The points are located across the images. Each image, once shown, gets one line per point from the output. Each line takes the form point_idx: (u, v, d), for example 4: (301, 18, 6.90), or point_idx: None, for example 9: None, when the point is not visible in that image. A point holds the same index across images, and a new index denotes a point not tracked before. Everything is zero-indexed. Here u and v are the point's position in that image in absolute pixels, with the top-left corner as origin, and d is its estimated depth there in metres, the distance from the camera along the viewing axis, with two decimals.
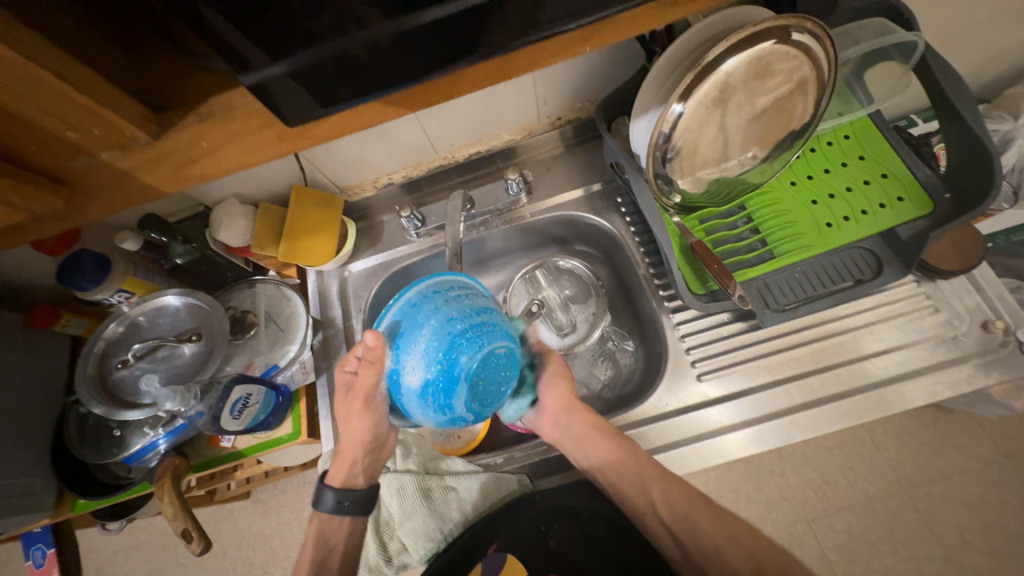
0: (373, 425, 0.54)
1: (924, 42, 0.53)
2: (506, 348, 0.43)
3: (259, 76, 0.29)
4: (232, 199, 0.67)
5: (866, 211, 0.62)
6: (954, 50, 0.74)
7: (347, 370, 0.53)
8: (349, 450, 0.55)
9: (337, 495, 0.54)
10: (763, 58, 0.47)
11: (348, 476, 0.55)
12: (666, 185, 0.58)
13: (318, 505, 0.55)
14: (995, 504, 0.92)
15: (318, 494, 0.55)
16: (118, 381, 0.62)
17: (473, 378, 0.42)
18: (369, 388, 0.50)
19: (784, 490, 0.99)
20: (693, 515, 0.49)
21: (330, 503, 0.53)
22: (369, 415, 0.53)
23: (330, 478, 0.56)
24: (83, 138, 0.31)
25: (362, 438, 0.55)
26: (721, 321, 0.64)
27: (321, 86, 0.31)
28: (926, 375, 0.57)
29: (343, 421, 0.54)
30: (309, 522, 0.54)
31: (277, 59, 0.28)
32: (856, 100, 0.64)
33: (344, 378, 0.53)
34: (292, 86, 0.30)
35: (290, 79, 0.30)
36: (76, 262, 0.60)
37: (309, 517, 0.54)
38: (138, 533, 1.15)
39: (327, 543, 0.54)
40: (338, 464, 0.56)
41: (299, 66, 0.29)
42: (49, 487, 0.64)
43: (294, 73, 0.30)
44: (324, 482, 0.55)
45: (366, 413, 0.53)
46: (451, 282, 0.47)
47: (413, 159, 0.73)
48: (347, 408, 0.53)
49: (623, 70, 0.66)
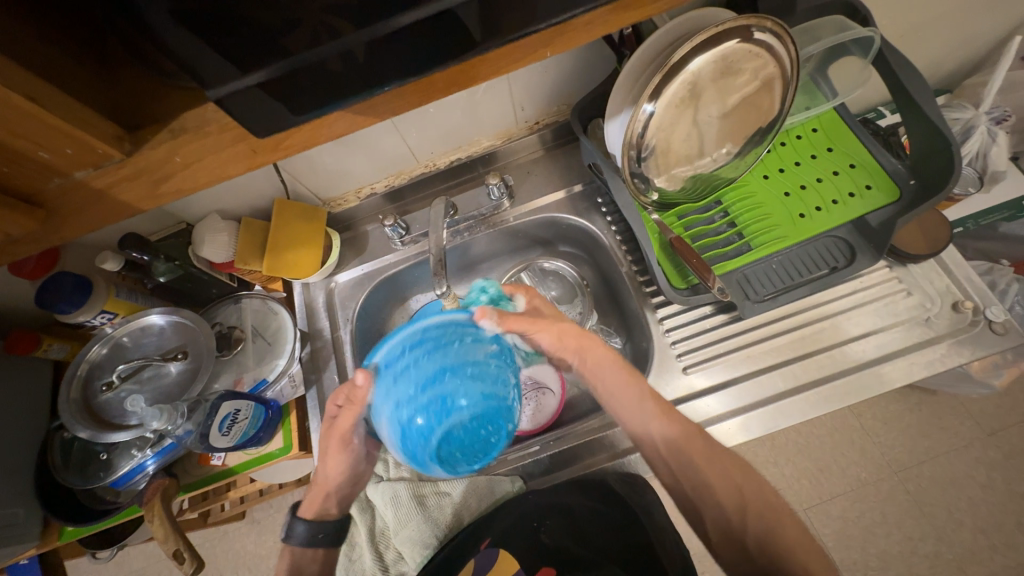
0: (350, 462, 0.54)
1: (880, 36, 0.55)
2: (468, 402, 0.38)
3: (230, 90, 0.29)
4: (213, 216, 0.67)
5: (837, 201, 0.64)
6: (914, 43, 0.77)
7: (333, 405, 0.52)
8: (326, 484, 0.55)
9: (310, 526, 0.54)
10: (727, 57, 0.49)
11: (320, 508, 0.55)
12: (642, 184, 0.60)
13: (288, 539, 0.55)
14: (982, 481, 0.95)
15: (290, 527, 0.55)
16: (103, 404, 0.61)
17: (451, 445, 0.39)
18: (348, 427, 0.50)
19: (779, 480, 1.00)
20: (697, 467, 0.49)
21: (303, 535, 0.53)
22: (349, 451, 0.53)
23: (303, 511, 0.56)
24: (56, 158, 0.31)
25: (337, 474, 0.55)
26: (704, 314, 0.65)
27: (295, 97, 0.32)
28: (902, 357, 0.59)
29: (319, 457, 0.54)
30: (280, 556, 0.54)
31: (248, 72, 0.29)
32: (822, 94, 0.66)
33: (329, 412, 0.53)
34: (266, 99, 0.31)
35: (261, 90, 0.30)
36: (55, 285, 0.59)
37: (280, 551, 0.54)
38: (130, 560, 1.13)
39: (301, 572, 0.53)
40: (312, 496, 0.56)
41: (271, 77, 0.30)
42: (34, 515, 0.63)
43: (265, 85, 0.30)
44: (296, 514, 0.55)
45: (345, 450, 0.53)
46: (401, 339, 0.41)
47: (394, 168, 0.74)
48: (325, 445, 0.53)
49: (596, 73, 0.68)
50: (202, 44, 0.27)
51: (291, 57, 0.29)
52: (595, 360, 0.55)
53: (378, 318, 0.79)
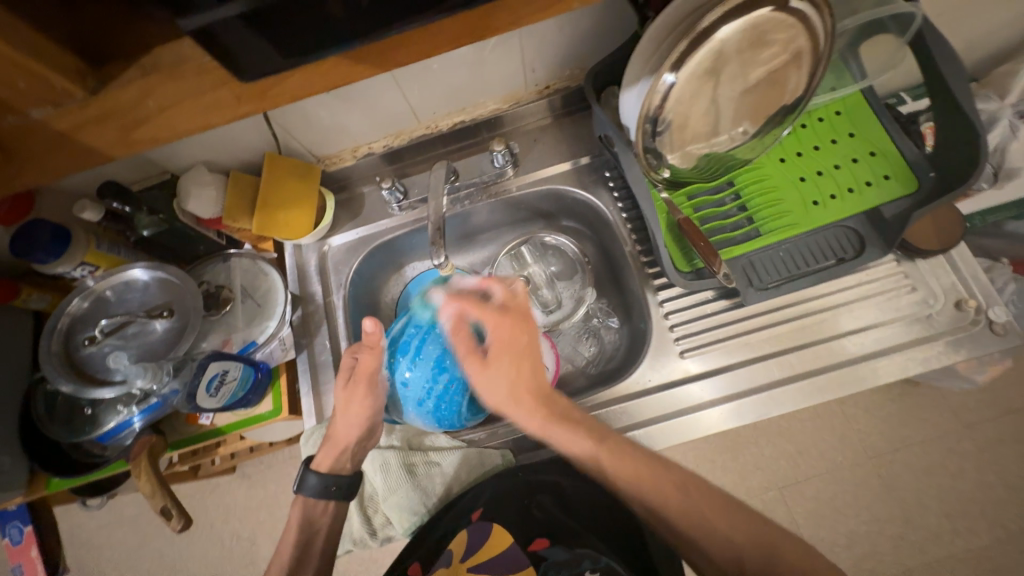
0: (371, 411, 0.56)
1: (921, 13, 0.51)
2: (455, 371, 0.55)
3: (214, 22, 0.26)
4: (200, 167, 0.64)
5: (853, 190, 0.62)
6: (951, 24, 0.73)
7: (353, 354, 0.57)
8: (344, 435, 0.56)
9: (322, 478, 0.55)
10: (758, 26, 0.45)
11: (335, 461, 0.57)
12: (654, 160, 0.57)
13: (301, 489, 0.56)
14: (953, 470, 0.98)
15: (302, 477, 0.56)
16: (86, 358, 0.59)
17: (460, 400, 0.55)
18: (374, 367, 0.55)
19: (758, 460, 1.03)
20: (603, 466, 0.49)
21: (316, 485, 0.55)
22: (371, 402, 0.56)
23: (317, 463, 0.57)
24: (8, 93, 0.27)
25: (359, 424, 0.56)
26: (705, 299, 0.64)
27: (286, 33, 0.28)
28: (899, 352, 0.58)
29: (340, 409, 0.56)
30: (294, 505, 0.56)
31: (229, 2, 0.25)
32: (850, 74, 0.63)
33: (347, 363, 0.57)
34: (249, 36, 0.27)
35: (244, 23, 0.26)
36: (32, 232, 0.56)
37: (294, 500, 0.56)
38: (121, 507, 1.15)
39: (314, 525, 0.56)
40: (327, 450, 0.57)
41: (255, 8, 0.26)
42: (19, 465, 0.63)
43: (250, 17, 0.26)
44: (309, 466, 0.56)
45: (368, 398, 0.56)
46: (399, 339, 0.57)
47: (394, 128, 0.70)
48: (346, 396, 0.56)
49: (614, 36, 0.63)
50: None
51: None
52: (553, 420, 0.51)
53: (373, 284, 0.77)
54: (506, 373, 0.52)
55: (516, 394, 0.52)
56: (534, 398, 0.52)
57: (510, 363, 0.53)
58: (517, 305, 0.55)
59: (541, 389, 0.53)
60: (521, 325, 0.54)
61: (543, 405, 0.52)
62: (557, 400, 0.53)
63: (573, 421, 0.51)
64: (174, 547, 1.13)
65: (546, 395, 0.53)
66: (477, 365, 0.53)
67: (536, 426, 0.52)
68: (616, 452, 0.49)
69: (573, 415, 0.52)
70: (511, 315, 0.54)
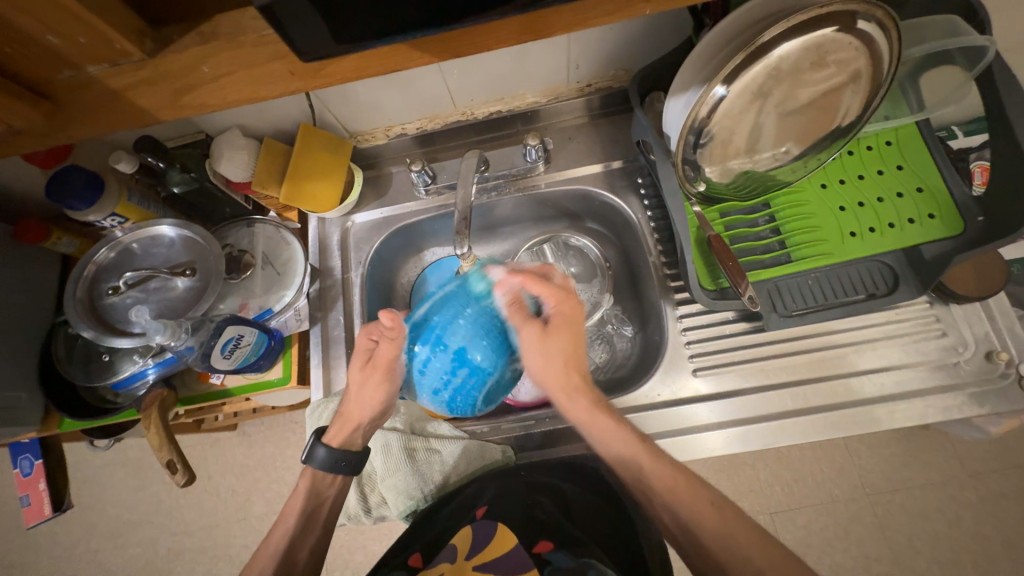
0: (387, 396, 0.56)
1: (995, 49, 0.48)
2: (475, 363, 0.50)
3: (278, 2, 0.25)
4: (235, 131, 0.64)
5: (894, 225, 0.60)
6: (1020, 62, 0.69)
7: (371, 337, 0.56)
8: (357, 413, 0.56)
9: (332, 452, 0.56)
10: (821, 46, 0.43)
11: (346, 437, 0.57)
12: (691, 172, 0.55)
13: (310, 460, 0.56)
14: (950, 518, 0.96)
15: (312, 449, 0.56)
16: (108, 308, 0.60)
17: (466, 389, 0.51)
18: (392, 357, 0.54)
19: (752, 482, 1.03)
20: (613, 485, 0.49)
21: (325, 458, 0.55)
22: (386, 387, 0.56)
23: (328, 437, 0.57)
24: (67, 47, 0.28)
25: (372, 405, 0.56)
26: (724, 319, 0.63)
27: (344, 18, 0.27)
28: (919, 397, 0.57)
29: (355, 388, 0.56)
30: (302, 475, 0.56)
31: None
32: (907, 105, 0.61)
33: (366, 345, 0.56)
34: (310, 15, 0.26)
35: (309, 3, 0.26)
36: (66, 178, 0.57)
37: (303, 471, 0.56)
38: (126, 450, 1.19)
39: (320, 496, 0.56)
40: (339, 426, 0.57)
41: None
42: (35, 402, 0.65)
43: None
44: (320, 439, 0.57)
45: (383, 386, 0.55)
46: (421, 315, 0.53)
47: (429, 111, 0.69)
48: (362, 377, 0.55)
49: (665, 41, 0.61)
50: None
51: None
52: (598, 408, 0.53)
53: (391, 265, 0.77)
54: (560, 354, 0.53)
55: (567, 374, 0.53)
56: (581, 382, 0.54)
57: (568, 332, 0.53)
58: (569, 284, 0.56)
59: (587, 380, 0.54)
60: (574, 305, 0.54)
61: (587, 390, 0.54)
62: (598, 391, 0.55)
63: (620, 424, 0.52)
64: (171, 494, 1.16)
65: (587, 380, 0.55)
66: (535, 334, 0.52)
67: (578, 414, 0.53)
68: (659, 457, 0.50)
69: (615, 409, 0.53)
70: (564, 297, 0.53)
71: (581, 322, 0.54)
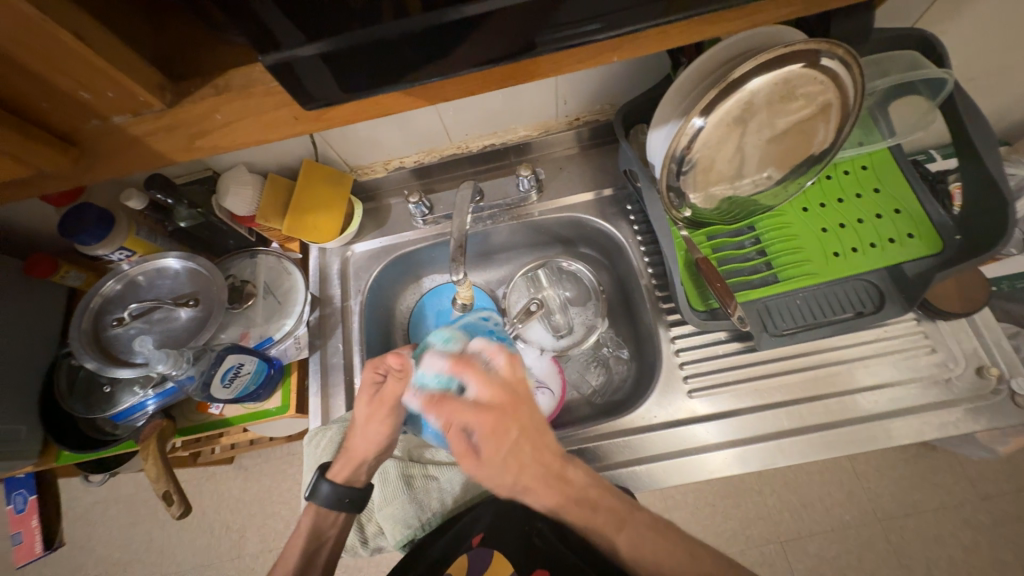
0: (392, 429, 0.58)
1: (954, 80, 0.52)
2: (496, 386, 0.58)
3: (285, 57, 0.28)
4: (240, 167, 0.67)
5: (875, 245, 0.62)
6: (985, 89, 0.73)
7: (376, 373, 0.59)
8: (360, 450, 0.57)
9: (335, 488, 0.55)
10: (790, 80, 0.46)
11: (349, 474, 0.57)
12: (677, 198, 0.58)
13: (314, 497, 0.56)
14: (965, 543, 0.93)
15: (314, 486, 0.56)
16: (112, 338, 0.61)
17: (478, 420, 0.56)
18: (398, 393, 0.58)
19: (759, 508, 1.00)
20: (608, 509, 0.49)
21: (329, 495, 0.55)
22: (391, 423, 0.58)
23: (332, 473, 0.57)
24: (97, 100, 0.30)
25: (377, 441, 0.57)
26: (717, 340, 0.64)
27: (353, 74, 0.31)
28: (914, 414, 0.57)
29: (362, 423, 0.57)
30: (305, 512, 0.56)
31: (314, 40, 0.28)
32: (879, 131, 0.64)
33: (371, 380, 0.59)
34: (324, 71, 0.30)
35: (322, 62, 0.29)
36: (78, 215, 0.60)
37: (306, 507, 0.56)
38: (120, 486, 1.17)
39: (321, 536, 0.56)
40: (345, 461, 0.57)
41: (339, 48, 0.29)
42: (35, 436, 0.65)
43: (329, 57, 0.29)
44: (324, 475, 0.56)
45: (389, 419, 0.57)
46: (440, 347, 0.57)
47: (427, 145, 0.73)
48: (369, 412, 0.57)
49: (647, 77, 0.65)
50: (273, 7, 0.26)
51: (362, 30, 0.28)
52: (563, 505, 0.50)
53: (390, 292, 0.79)
54: (505, 469, 0.50)
55: (520, 486, 0.50)
56: (546, 484, 0.50)
57: (506, 455, 0.50)
58: (508, 388, 0.52)
59: (549, 472, 0.50)
60: (509, 417, 0.51)
61: (546, 491, 0.50)
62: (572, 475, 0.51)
63: (590, 504, 0.50)
64: (164, 532, 1.14)
65: (546, 478, 0.50)
66: (473, 461, 0.51)
67: (547, 509, 0.50)
68: None
69: (586, 499, 0.50)
70: (495, 411, 0.51)
71: (534, 420, 0.52)
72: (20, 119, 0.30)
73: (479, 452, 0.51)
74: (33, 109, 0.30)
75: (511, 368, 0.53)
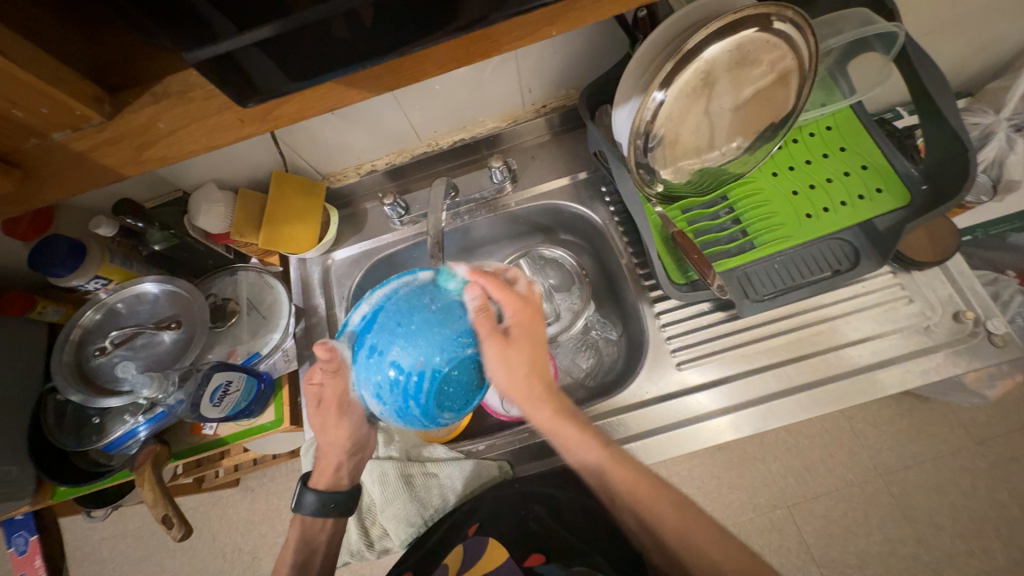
0: (352, 429, 0.56)
1: (906, 32, 0.52)
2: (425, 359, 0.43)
3: (217, 54, 0.28)
4: (210, 185, 0.66)
5: (845, 203, 0.62)
6: (942, 42, 0.74)
7: (313, 383, 0.54)
8: (332, 455, 0.56)
9: (319, 497, 0.55)
10: (744, 46, 0.46)
11: (332, 478, 0.57)
12: (647, 175, 0.58)
13: (298, 508, 0.55)
14: (965, 489, 0.95)
15: (299, 496, 0.56)
16: (96, 368, 0.61)
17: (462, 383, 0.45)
18: (339, 395, 0.53)
19: (764, 476, 1.01)
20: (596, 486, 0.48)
21: (314, 504, 0.54)
22: (347, 424, 0.55)
23: (314, 481, 0.57)
24: (33, 118, 0.29)
25: (341, 442, 0.56)
26: (701, 311, 0.64)
27: (293, 61, 0.31)
28: (898, 364, 0.58)
29: (320, 432, 0.56)
30: (292, 525, 0.56)
31: (250, 30, 0.28)
32: (839, 91, 0.65)
33: (312, 390, 0.55)
34: (264, 60, 0.30)
35: (259, 51, 0.29)
36: (48, 247, 0.59)
37: (292, 520, 0.55)
38: (126, 520, 1.16)
39: (312, 543, 0.55)
40: (321, 469, 0.57)
41: (273, 36, 0.29)
42: (27, 474, 0.64)
43: (266, 46, 0.29)
44: (306, 485, 0.56)
45: (343, 421, 0.55)
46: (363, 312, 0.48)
47: (396, 146, 0.73)
48: (320, 420, 0.56)
49: (607, 57, 0.66)
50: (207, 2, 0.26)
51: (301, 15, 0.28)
52: (562, 417, 0.50)
53: None
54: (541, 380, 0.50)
55: (529, 381, 0.50)
56: (544, 396, 0.50)
57: (524, 356, 0.48)
58: (527, 299, 0.50)
59: (549, 384, 0.51)
60: (530, 318, 0.49)
61: (551, 398, 0.51)
62: (565, 398, 0.52)
63: (587, 429, 0.51)
64: (175, 561, 1.13)
65: (552, 388, 0.52)
66: (498, 344, 0.46)
67: (541, 418, 0.50)
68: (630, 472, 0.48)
69: (579, 417, 0.51)
70: (519, 310, 0.48)
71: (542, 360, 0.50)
72: None
73: (505, 336, 0.48)
74: None
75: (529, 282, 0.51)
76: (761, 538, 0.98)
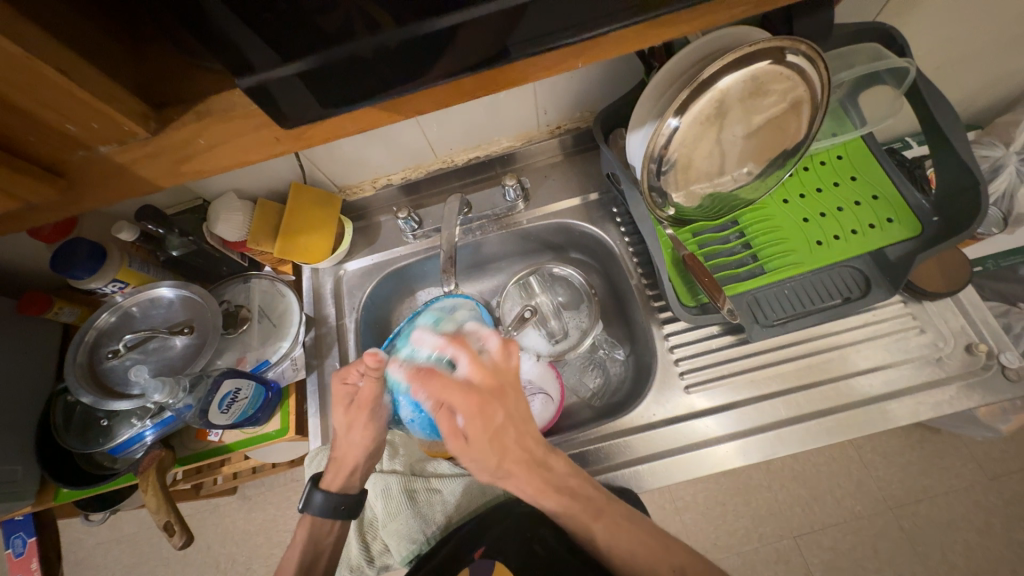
0: (374, 432, 0.57)
1: (916, 68, 0.53)
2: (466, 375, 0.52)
3: (257, 80, 0.30)
4: (230, 194, 0.68)
5: (856, 231, 0.63)
6: (951, 77, 0.76)
7: (348, 382, 0.57)
8: (348, 457, 0.56)
9: (329, 497, 0.55)
10: (757, 78, 0.48)
11: (343, 481, 0.56)
12: (659, 198, 0.59)
13: (308, 508, 0.55)
14: (979, 525, 0.92)
15: (308, 496, 0.56)
16: (108, 371, 0.61)
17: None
18: (374, 395, 0.57)
19: (771, 505, 0.99)
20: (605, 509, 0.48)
21: (323, 504, 0.54)
22: (373, 426, 0.57)
23: (325, 481, 0.57)
24: (83, 131, 0.31)
25: (362, 444, 0.57)
26: (710, 334, 0.64)
27: (328, 88, 0.32)
28: (910, 395, 0.58)
29: (341, 432, 0.57)
30: (300, 523, 0.56)
31: (288, 60, 0.29)
32: (850, 121, 0.66)
33: (344, 390, 0.57)
34: (298, 88, 0.31)
35: (296, 79, 0.30)
36: (70, 250, 0.60)
37: (301, 519, 0.56)
38: (122, 525, 1.15)
39: (318, 546, 0.56)
40: (336, 470, 0.57)
41: (309, 64, 0.30)
42: (32, 475, 0.64)
43: (301, 74, 0.30)
44: (317, 484, 0.56)
45: (369, 422, 0.57)
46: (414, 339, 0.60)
47: (412, 162, 0.74)
48: (347, 421, 0.57)
49: (622, 83, 0.67)
50: (248, 31, 0.27)
51: (335, 45, 0.29)
52: (545, 492, 0.50)
53: (384, 309, 0.79)
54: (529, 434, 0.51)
55: (505, 467, 0.50)
56: (525, 469, 0.50)
57: (490, 440, 0.49)
58: (499, 375, 0.51)
59: (530, 458, 0.50)
60: (495, 401, 0.50)
61: (534, 474, 0.50)
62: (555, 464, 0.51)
63: (570, 493, 0.50)
64: (169, 568, 1.11)
65: (536, 461, 0.50)
66: (456, 445, 0.49)
67: (526, 496, 0.50)
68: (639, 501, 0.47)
69: (566, 488, 0.50)
70: (483, 394, 0.49)
71: (518, 408, 0.51)
72: (8, 154, 0.30)
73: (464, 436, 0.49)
74: (21, 143, 0.30)
75: (503, 356, 0.52)
76: (767, 569, 0.96)
